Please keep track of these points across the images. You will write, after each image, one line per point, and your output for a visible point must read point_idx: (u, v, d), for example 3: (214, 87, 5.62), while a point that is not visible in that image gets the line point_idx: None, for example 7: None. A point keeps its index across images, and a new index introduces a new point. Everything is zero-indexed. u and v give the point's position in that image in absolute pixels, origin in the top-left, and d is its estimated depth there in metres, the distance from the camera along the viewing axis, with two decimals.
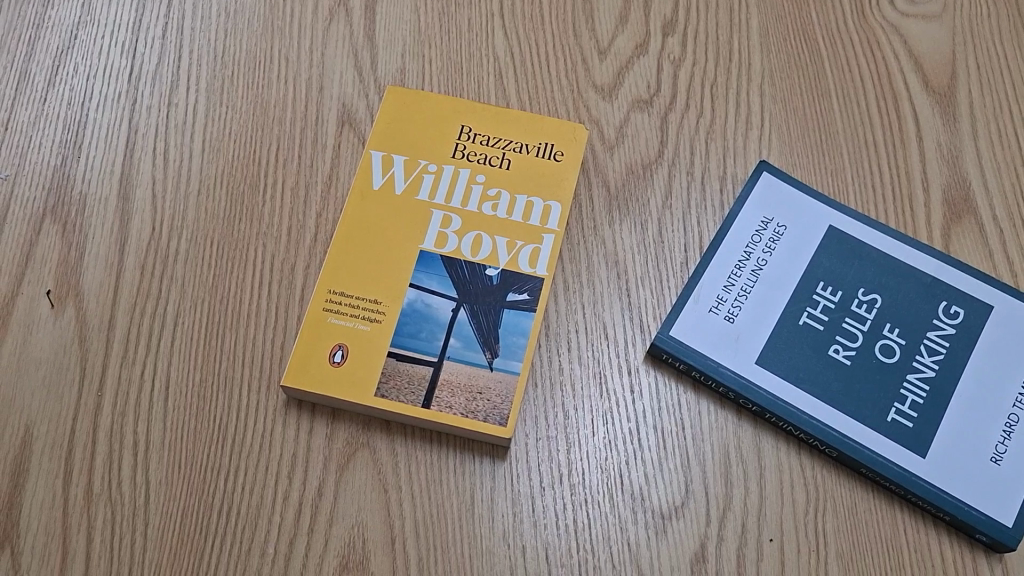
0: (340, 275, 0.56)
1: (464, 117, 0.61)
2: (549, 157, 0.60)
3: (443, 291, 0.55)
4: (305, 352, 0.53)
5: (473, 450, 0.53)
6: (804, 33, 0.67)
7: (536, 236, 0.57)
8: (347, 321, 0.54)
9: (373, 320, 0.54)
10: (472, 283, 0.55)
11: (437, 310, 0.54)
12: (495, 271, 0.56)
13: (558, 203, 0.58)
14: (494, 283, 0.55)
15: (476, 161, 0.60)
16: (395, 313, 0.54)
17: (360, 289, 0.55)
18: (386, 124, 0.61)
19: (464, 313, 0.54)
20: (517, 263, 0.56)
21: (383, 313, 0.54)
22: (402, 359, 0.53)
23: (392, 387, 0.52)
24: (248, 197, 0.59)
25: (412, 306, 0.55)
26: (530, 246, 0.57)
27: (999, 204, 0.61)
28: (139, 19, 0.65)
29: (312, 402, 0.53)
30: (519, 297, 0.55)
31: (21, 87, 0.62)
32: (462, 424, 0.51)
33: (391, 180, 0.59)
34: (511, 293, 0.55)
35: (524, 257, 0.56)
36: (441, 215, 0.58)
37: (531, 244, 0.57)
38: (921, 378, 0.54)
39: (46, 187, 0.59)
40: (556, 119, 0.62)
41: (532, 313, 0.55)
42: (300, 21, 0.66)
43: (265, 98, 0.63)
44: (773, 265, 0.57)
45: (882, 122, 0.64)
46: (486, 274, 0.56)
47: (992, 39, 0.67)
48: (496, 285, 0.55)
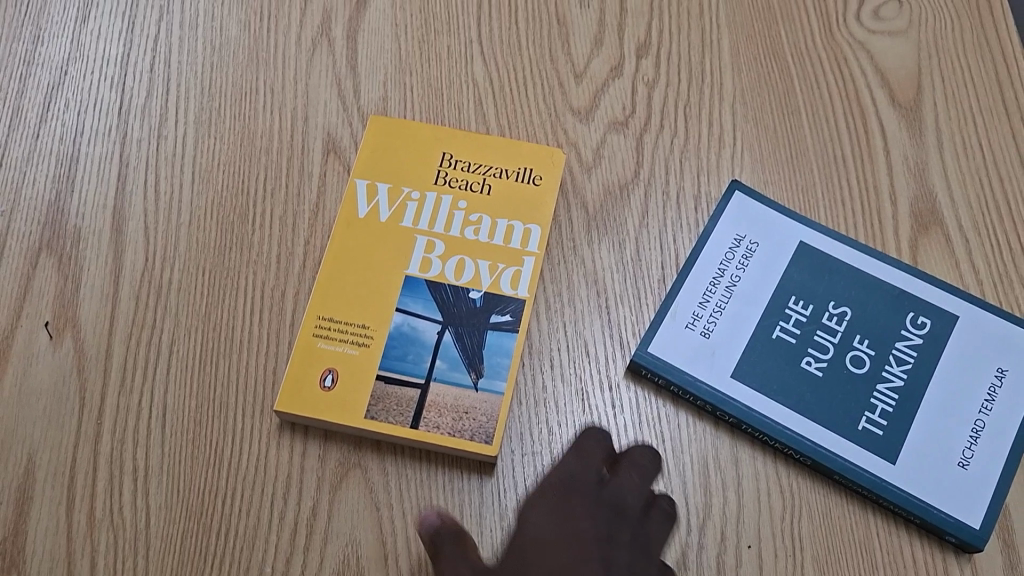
0: (327, 301, 0.58)
1: (446, 144, 0.63)
2: (529, 181, 0.62)
3: (429, 314, 0.57)
4: (296, 378, 0.55)
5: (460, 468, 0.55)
6: (774, 52, 0.69)
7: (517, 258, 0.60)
8: (336, 346, 0.56)
9: (361, 344, 0.56)
10: (456, 305, 0.57)
11: (424, 333, 0.56)
12: (478, 294, 0.58)
13: (538, 226, 0.61)
14: (478, 305, 0.57)
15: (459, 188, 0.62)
16: (381, 337, 0.56)
17: (349, 315, 0.57)
18: (370, 153, 0.63)
19: (449, 336, 0.56)
20: (499, 286, 0.58)
21: (371, 338, 0.56)
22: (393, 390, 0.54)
23: (382, 409, 0.54)
24: (238, 227, 0.61)
25: (399, 330, 0.57)
26: (511, 269, 0.59)
27: (965, 215, 0.63)
28: (127, 54, 0.67)
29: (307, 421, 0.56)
30: (502, 319, 0.57)
31: (14, 123, 0.64)
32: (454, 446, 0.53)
33: (376, 208, 0.61)
34: (494, 315, 0.57)
35: (505, 280, 0.59)
36: (424, 241, 0.60)
37: (512, 267, 0.59)
38: (890, 387, 0.56)
39: (42, 222, 0.61)
40: (534, 144, 0.64)
41: (515, 334, 0.57)
42: (284, 52, 0.68)
43: (252, 129, 0.65)
44: (746, 281, 0.59)
45: (850, 138, 0.66)
46: (469, 297, 0.58)
47: (956, 53, 0.69)
48: (480, 307, 0.57)
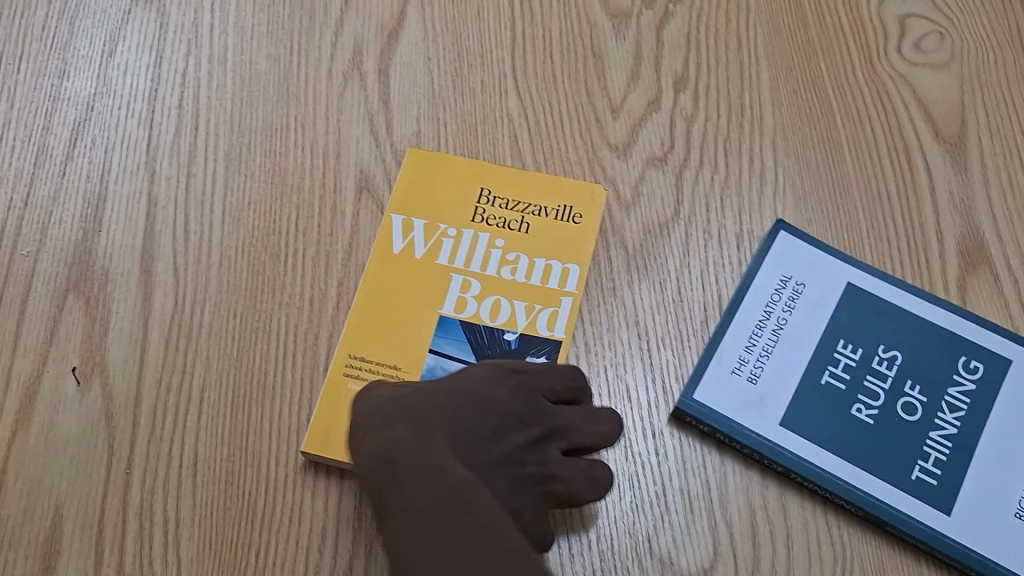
0: (361, 340, 0.57)
1: (483, 181, 0.63)
2: (568, 220, 0.61)
3: (462, 356, 0.56)
4: (326, 419, 0.54)
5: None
6: (814, 86, 0.67)
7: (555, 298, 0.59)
8: None
9: None
10: (491, 347, 0.57)
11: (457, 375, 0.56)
12: (514, 336, 0.57)
13: (576, 266, 0.60)
14: (513, 347, 0.57)
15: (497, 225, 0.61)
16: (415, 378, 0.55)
17: (382, 356, 0.56)
18: (407, 187, 0.62)
19: None
20: (535, 327, 0.57)
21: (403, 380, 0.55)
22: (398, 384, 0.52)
23: None
24: (270, 268, 0.60)
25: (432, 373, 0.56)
26: (548, 310, 0.58)
27: (1013, 253, 0.61)
28: (155, 89, 0.66)
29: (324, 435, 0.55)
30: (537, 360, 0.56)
31: (40, 161, 0.63)
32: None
33: (412, 244, 0.60)
34: (529, 356, 0.56)
35: (542, 321, 0.58)
36: (460, 280, 0.59)
37: (549, 308, 0.58)
38: (944, 434, 0.54)
39: (69, 263, 0.60)
40: (575, 181, 0.63)
41: None
42: (314, 87, 0.66)
43: (283, 166, 0.63)
44: (792, 324, 0.58)
45: (894, 173, 0.64)
46: (504, 338, 0.57)
47: (1000, 86, 0.67)
48: (515, 349, 0.57)
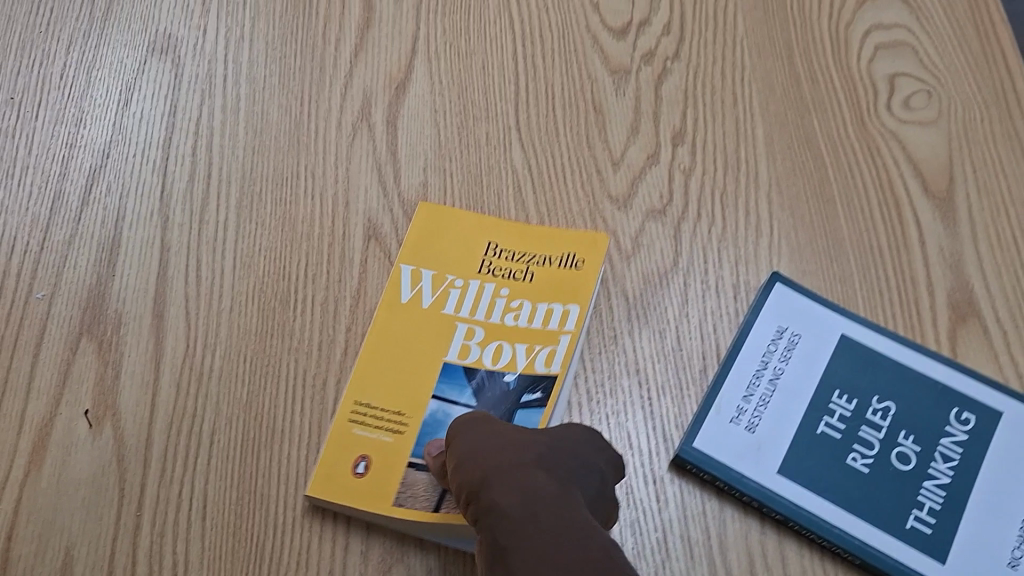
0: (367, 386, 0.58)
1: (491, 233, 0.64)
2: (570, 266, 0.63)
3: (464, 400, 0.57)
4: (330, 463, 0.55)
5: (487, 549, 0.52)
6: (808, 142, 0.70)
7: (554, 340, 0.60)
8: (371, 433, 0.56)
9: (395, 431, 0.56)
10: (490, 389, 0.57)
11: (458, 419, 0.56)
12: (513, 376, 0.58)
13: (577, 307, 0.61)
14: (512, 387, 0.57)
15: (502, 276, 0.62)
16: (416, 423, 0.56)
17: (387, 402, 0.57)
18: (417, 239, 0.64)
19: None
20: (534, 366, 0.58)
21: (406, 425, 0.56)
22: (499, 425, 0.49)
23: (410, 495, 0.54)
24: (279, 313, 0.61)
25: (434, 416, 0.57)
26: (547, 348, 0.59)
27: (1002, 306, 0.63)
28: (169, 137, 0.68)
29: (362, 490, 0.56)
30: (532, 397, 0.57)
31: (56, 206, 0.65)
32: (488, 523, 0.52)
33: (419, 294, 0.62)
34: (525, 393, 0.57)
35: (540, 359, 0.59)
36: (465, 327, 0.60)
37: (548, 347, 0.59)
38: (937, 484, 0.56)
39: (83, 307, 0.61)
40: (577, 230, 0.65)
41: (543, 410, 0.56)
42: (324, 137, 0.68)
43: (293, 213, 0.65)
44: (788, 374, 0.59)
45: (885, 227, 0.66)
46: (503, 379, 0.58)
47: (987, 143, 0.70)
48: (513, 388, 0.57)
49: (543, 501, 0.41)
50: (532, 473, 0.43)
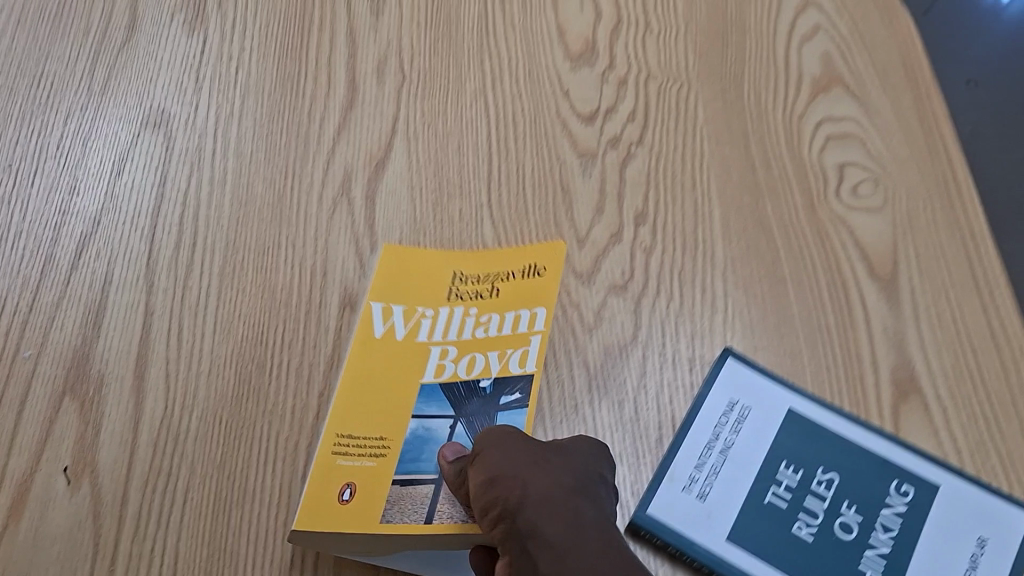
0: (346, 419, 0.61)
1: (454, 262, 0.70)
2: (534, 276, 0.69)
3: (443, 412, 0.62)
4: (316, 494, 0.57)
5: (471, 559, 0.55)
6: (761, 226, 0.74)
7: (524, 341, 0.66)
8: (355, 461, 0.59)
9: (378, 456, 0.59)
10: (467, 398, 0.63)
11: (437, 432, 0.61)
12: (489, 382, 0.63)
13: (543, 309, 0.67)
14: (488, 393, 0.63)
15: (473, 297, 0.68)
16: (398, 445, 0.60)
17: (367, 430, 0.61)
18: (383, 276, 0.69)
19: (461, 427, 0.61)
20: (508, 368, 0.64)
21: (387, 448, 0.60)
22: (528, 441, 0.51)
23: (396, 510, 0.56)
24: (256, 377, 0.64)
25: (414, 434, 0.61)
26: (519, 350, 0.65)
27: (942, 383, 0.66)
28: (159, 206, 0.71)
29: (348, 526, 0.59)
30: (511, 398, 0.63)
31: (47, 269, 0.68)
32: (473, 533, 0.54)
33: (392, 327, 0.66)
34: (504, 396, 0.63)
35: (514, 361, 0.65)
36: (439, 349, 0.65)
37: (519, 349, 0.65)
38: (878, 553, 0.58)
39: (67, 367, 0.64)
40: (535, 241, 0.72)
41: (523, 410, 0.62)
42: (306, 210, 0.72)
43: (273, 281, 0.69)
44: (738, 445, 0.64)
45: (833, 307, 0.70)
46: (480, 386, 0.63)
47: (929, 230, 0.74)
48: (489, 394, 0.63)
49: (593, 544, 0.44)
50: (574, 509, 0.46)
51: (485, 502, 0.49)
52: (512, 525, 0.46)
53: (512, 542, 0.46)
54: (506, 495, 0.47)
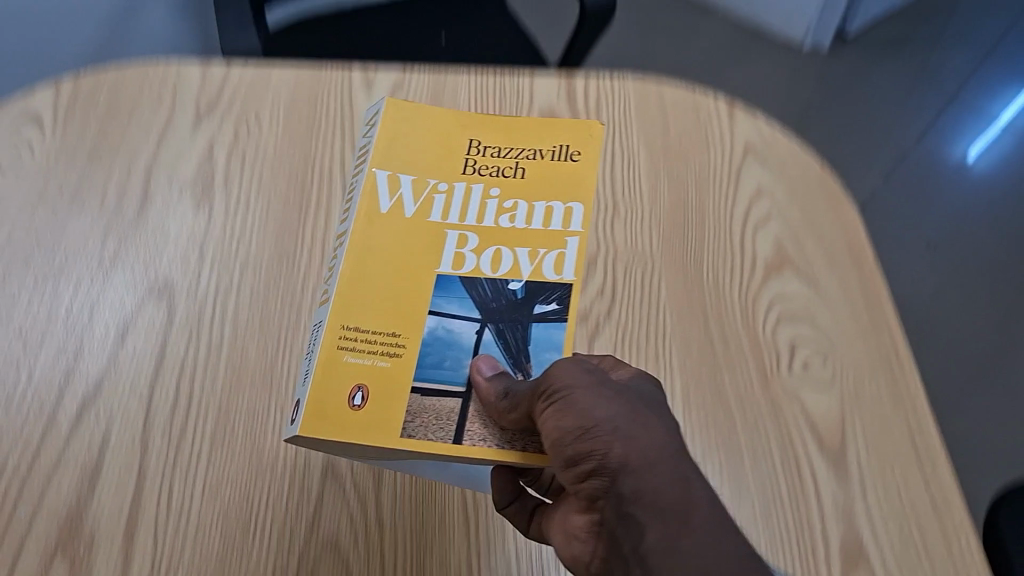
0: (348, 312, 0.71)
1: (470, 132, 0.85)
2: (568, 157, 0.84)
3: (465, 311, 0.72)
4: (325, 390, 0.66)
5: (495, 486, 0.67)
6: (719, 399, 0.80)
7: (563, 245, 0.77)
8: (367, 361, 0.68)
9: (392, 357, 0.69)
10: (496, 298, 0.72)
11: (458, 333, 0.71)
12: (518, 285, 0.73)
13: (578, 204, 0.80)
14: (521, 297, 0.73)
15: (494, 169, 0.82)
16: (415, 346, 0.70)
17: (381, 326, 0.71)
18: (387, 142, 0.83)
19: (489, 333, 0.71)
20: (545, 271, 0.75)
21: (403, 350, 0.69)
22: (602, 388, 0.57)
23: (419, 425, 0.64)
24: (240, 540, 0.68)
25: (436, 334, 0.71)
26: (554, 254, 0.76)
27: (886, 556, 0.71)
28: (157, 371, 0.76)
29: (373, 569, 0.68)
30: (547, 307, 0.72)
31: (48, 431, 0.72)
32: (500, 458, 0.61)
33: (401, 202, 0.79)
34: (539, 305, 0.72)
35: (549, 265, 0.75)
36: (458, 236, 0.77)
37: (557, 251, 0.77)
38: None
39: (60, 528, 0.67)
40: (569, 124, 0.87)
41: (562, 327, 0.71)
42: (294, 377, 0.77)
43: (260, 445, 0.73)
44: None
45: (786, 478, 0.75)
46: (510, 290, 0.73)
47: (875, 404, 0.80)
48: (523, 299, 0.73)
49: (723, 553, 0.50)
50: (681, 475, 0.53)
51: (579, 453, 0.55)
52: (617, 488, 0.54)
53: (607, 501, 0.54)
54: (608, 466, 0.54)
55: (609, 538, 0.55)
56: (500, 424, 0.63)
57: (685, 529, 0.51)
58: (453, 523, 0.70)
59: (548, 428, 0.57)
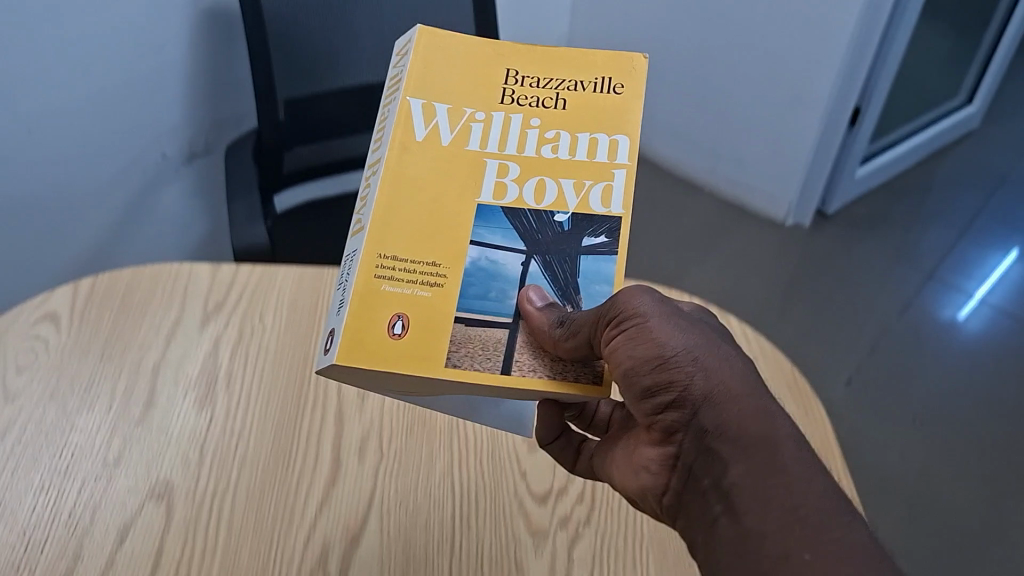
0: (387, 240, 0.69)
1: (507, 61, 0.75)
2: (611, 91, 0.75)
3: (507, 242, 0.70)
4: (366, 324, 0.66)
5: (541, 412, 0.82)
6: None
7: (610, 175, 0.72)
8: (405, 289, 0.68)
9: (433, 286, 0.68)
10: (542, 229, 0.71)
11: (503, 265, 0.70)
12: (564, 216, 0.71)
13: (625, 138, 0.73)
14: (565, 229, 0.71)
15: (534, 100, 0.74)
16: (456, 282, 0.69)
17: (421, 255, 0.69)
18: (433, 109, 0.73)
19: (535, 265, 0.71)
20: (591, 205, 0.71)
21: (444, 279, 0.69)
22: (651, 302, 0.68)
23: (464, 358, 0.66)
24: None
25: (479, 266, 0.70)
26: (600, 185, 0.72)
27: None
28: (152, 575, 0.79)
29: (385, 524, 0.84)
30: (596, 241, 0.70)
31: None
32: (556, 388, 0.66)
33: (436, 129, 0.73)
34: (588, 238, 0.70)
35: (595, 199, 0.71)
36: (499, 165, 0.72)
37: (602, 184, 0.72)
38: None
39: None
40: (608, 53, 0.77)
41: (613, 259, 0.70)
42: None
43: None
44: None
45: None
46: (556, 221, 0.71)
47: None
48: (566, 231, 0.71)
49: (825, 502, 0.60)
50: (761, 406, 0.64)
51: (659, 380, 0.66)
52: (697, 422, 0.65)
53: (695, 429, 0.66)
54: (692, 393, 0.65)
55: (686, 465, 0.67)
56: (551, 355, 0.67)
57: (781, 480, 0.61)
58: (444, 441, 0.91)
59: (621, 356, 0.66)
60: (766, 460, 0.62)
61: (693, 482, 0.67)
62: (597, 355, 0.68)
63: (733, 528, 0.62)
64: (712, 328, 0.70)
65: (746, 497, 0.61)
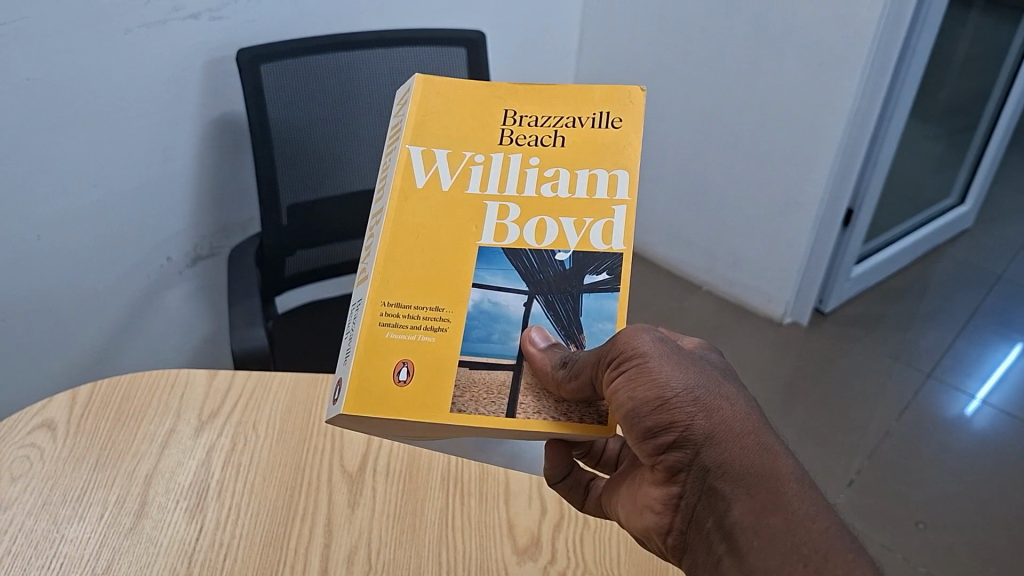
0: (392, 288, 0.70)
1: (506, 103, 0.77)
2: (606, 125, 0.76)
3: (510, 283, 0.72)
4: (371, 372, 0.67)
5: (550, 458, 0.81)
6: None
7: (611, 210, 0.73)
8: (409, 336, 0.69)
9: (436, 332, 0.69)
10: (545, 269, 0.72)
11: (503, 307, 0.71)
12: (566, 255, 0.72)
13: (623, 172, 0.74)
14: (568, 267, 0.71)
15: (532, 138, 0.76)
16: (460, 325, 0.70)
17: (425, 301, 0.70)
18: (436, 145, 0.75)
19: (539, 305, 0.72)
20: (593, 242, 0.72)
21: (446, 325, 0.70)
22: (654, 343, 0.68)
23: (469, 402, 0.67)
24: None
25: (482, 308, 0.71)
26: (601, 223, 0.73)
27: None
28: None
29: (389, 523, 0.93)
30: (597, 278, 0.71)
31: None
32: (559, 428, 0.66)
33: (437, 175, 0.74)
34: (589, 276, 0.71)
35: (596, 235, 0.72)
36: (499, 207, 0.73)
37: (602, 221, 0.73)
38: None
39: None
40: (606, 88, 0.78)
41: (614, 295, 0.71)
42: None
43: None
44: None
45: None
46: (559, 260, 0.72)
47: None
48: (569, 269, 0.71)
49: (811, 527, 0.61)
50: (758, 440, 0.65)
51: (661, 421, 0.66)
52: (699, 462, 0.66)
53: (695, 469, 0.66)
54: (693, 434, 0.65)
55: (689, 505, 0.68)
56: (554, 397, 0.68)
57: (782, 516, 0.62)
58: (448, 511, 0.95)
59: (621, 398, 0.66)
60: (762, 499, 0.63)
61: (695, 523, 0.68)
62: (599, 395, 0.68)
63: (736, 568, 0.63)
64: (715, 367, 0.70)
65: (748, 539, 0.63)
